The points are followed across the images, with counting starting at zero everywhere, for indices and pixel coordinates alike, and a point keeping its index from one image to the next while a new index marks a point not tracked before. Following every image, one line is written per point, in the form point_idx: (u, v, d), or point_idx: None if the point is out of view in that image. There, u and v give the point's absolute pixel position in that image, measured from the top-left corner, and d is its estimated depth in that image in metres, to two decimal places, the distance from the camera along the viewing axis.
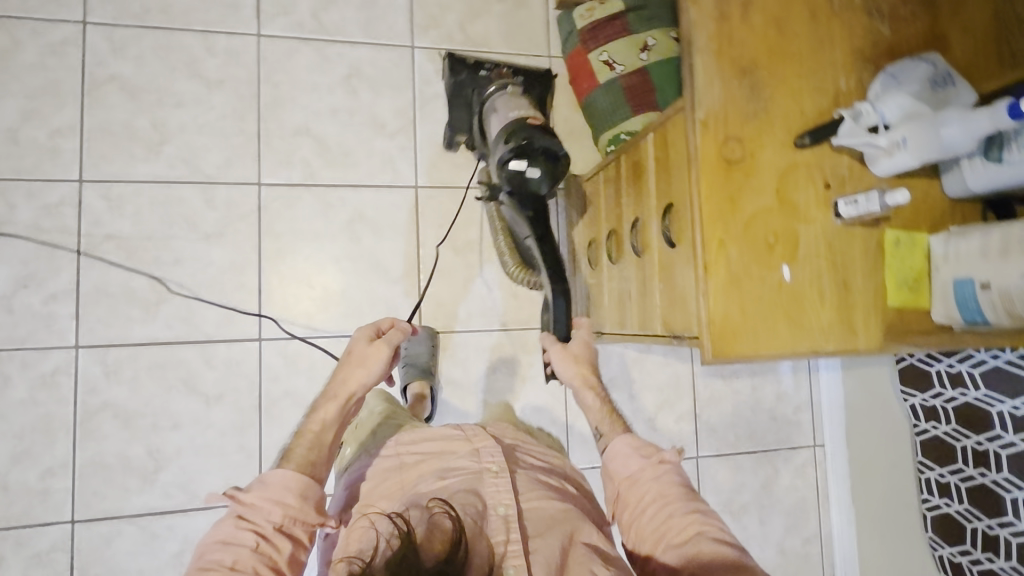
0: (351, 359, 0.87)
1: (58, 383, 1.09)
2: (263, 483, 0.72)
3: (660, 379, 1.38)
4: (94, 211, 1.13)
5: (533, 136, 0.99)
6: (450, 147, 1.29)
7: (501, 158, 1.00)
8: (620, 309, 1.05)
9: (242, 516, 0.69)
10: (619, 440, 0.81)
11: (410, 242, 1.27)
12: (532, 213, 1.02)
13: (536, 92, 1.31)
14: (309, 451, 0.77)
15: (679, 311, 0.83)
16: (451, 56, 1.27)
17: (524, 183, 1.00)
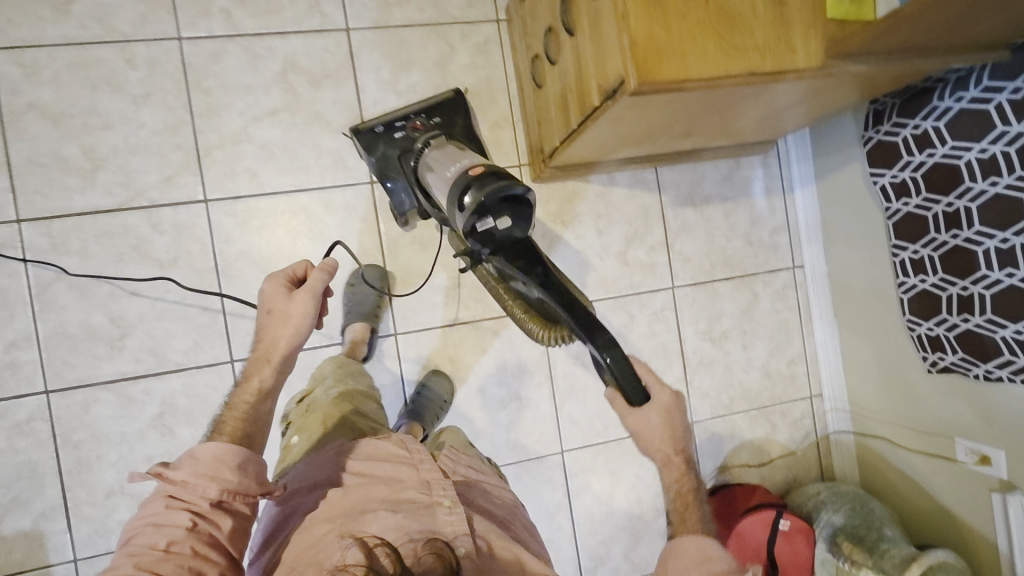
0: (274, 318, 0.82)
1: (7, 258, 1.07)
2: (192, 460, 0.70)
3: (628, 212, 1.33)
4: (11, 80, 1.08)
5: (484, 191, 0.77)
6: (406, 228, 1.19)
7: (462, 229, 0.80)
8: (563, 109, 1.00)
9: (173, 497, 0.68)
10: (689, 540, 0.68)
11: (350, 90, 1.20)
12: (524, 263, 0.83)
13: (461, 121, 1.11)
14: (245, 423, 0.77)
15: (608, 63, 0.78)
16: (358, 131, 1.10)
17: (500, 238, 0.81)
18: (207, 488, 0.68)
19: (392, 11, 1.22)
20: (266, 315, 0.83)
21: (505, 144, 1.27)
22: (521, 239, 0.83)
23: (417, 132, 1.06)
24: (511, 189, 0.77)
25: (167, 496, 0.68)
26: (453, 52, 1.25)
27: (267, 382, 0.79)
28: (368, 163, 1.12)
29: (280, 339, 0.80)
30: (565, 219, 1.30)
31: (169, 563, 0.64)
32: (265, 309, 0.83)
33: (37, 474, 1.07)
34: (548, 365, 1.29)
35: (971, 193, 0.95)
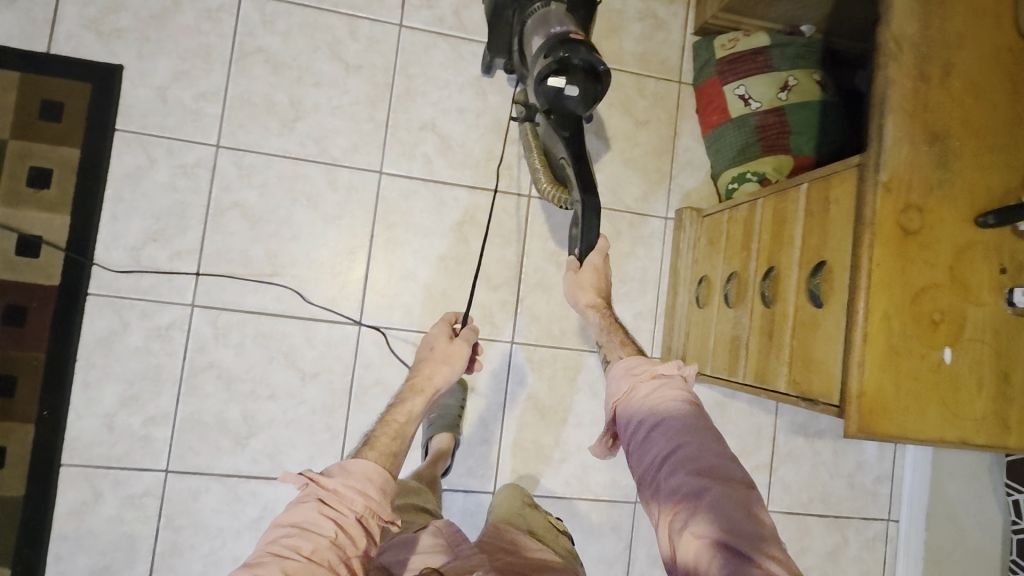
0: (436, 355, 0.94)
1: (171, 337, 1.13)
2: (347, 470, 0.73)
3: (741, 428, 1.33)
4: (226, 177, 1.16)
5: (575, 53, 0.96)
6: (486, 72, 1.23)
7: (538, 75, 0.98)
8: (731, 355, 1.04)
9: (324, 503, 0.69)
10: (616, 363, 0.87)
11: (516, 250, 1.26)
12: (570, 134, 1.01)
13: (584, 12, 1.13)
14: (392, 440, 0.82)
15: (817, 374, 0.81)
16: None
17: (562, 102, 1.00)
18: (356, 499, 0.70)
19: None
20: (426, 352, 0.95)
21: (643, 333, 1.29)
22: (577, 116, 1.02)
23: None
24: (593, 63, 0.98)
25: (316, 501, 0.70)
26: (619, 236, 1.30)
27: (416, 409, 0.88)
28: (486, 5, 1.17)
29: (437, 373, 0.91)
30: None
31: (312, 573, 0.63)
32: (426, 346, 0.96)
33: (133, 549, 1.10)
34: (627, 560, 1.29)
35: None
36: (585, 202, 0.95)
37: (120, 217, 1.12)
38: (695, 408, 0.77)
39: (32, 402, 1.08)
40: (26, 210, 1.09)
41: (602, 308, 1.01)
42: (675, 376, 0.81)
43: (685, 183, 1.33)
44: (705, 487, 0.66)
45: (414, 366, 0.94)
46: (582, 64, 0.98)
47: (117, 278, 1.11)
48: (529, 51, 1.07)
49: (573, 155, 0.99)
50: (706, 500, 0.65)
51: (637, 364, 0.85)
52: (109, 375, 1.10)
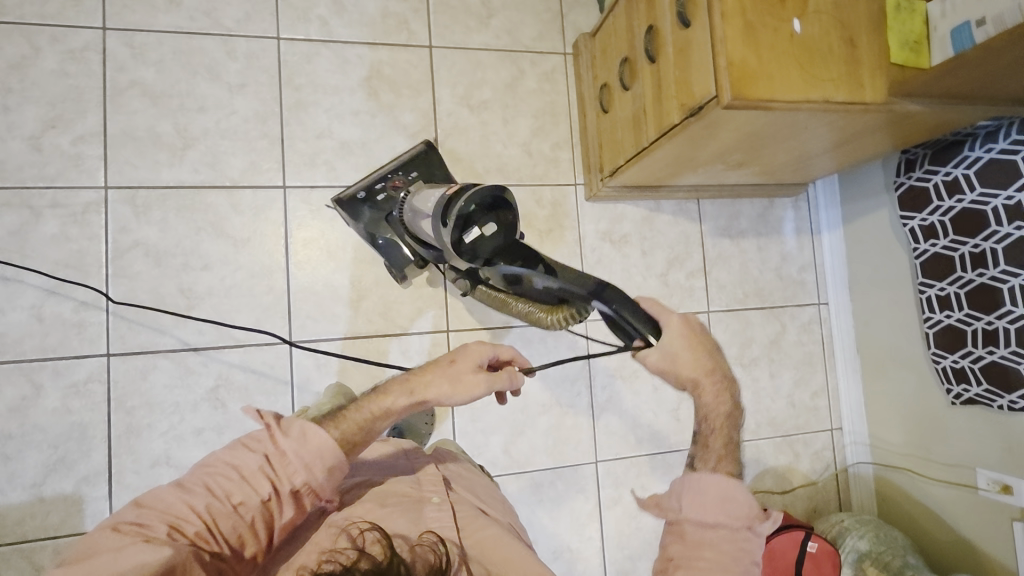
0: (452, 371, 0.83)
1: (89, 221, 1.10)
2: (306, 440, 0.74)
3: (671, 237, 1.41)
4: (119, 58, 1.15)
5: (467, 201, 0.90)
6: (401, 283, 1.22)
7: (450, 244, 0.91)
8: (636, 128, 1.09)
9: (268, 462, 0.73)
10: (713, 476, 0.70)
11: (427, 99, 1.30)
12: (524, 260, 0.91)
13: (436, 157, 1.23)
14: (355, 433, 0.78)
15: (696, 84, 0.88)
16: (337, 199, 1.19)
17: (495, 246, 0.92)
18: (298, 473, 0.73)
19: (471, 35, 1.34)
20: (445, 361, 0.85)
21: (563, 162, 1.36)
22: (515, 243, 0.93)
23: (397, 187, 1.19)
24: (487, 197, 0.90)
25: (263, 453, 0.74)
26: (524, 76, 1.36)
27: (397, 408, 0.81)
28: (354, 228, 1.21)
29: (435, 387, 0.82)
30: (614, 238, 1.38)
31: (228, 522, 0.70)
32: (450, 356, 0.85)
33: (86, 437, 1.07)
34: (589, 376, 1.33)
35: (960, 280, 1.13)
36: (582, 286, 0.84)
37: (13, 108, 1.09)
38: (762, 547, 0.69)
39: None
40: None
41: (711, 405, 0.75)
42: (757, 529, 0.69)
43: (575, 21, 1.41)
44: None
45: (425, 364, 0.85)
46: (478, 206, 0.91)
47: (20, 168, 1.08)
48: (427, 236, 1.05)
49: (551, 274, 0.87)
50: None
51: (736, 498, 0.69)
52: (28, 266, 1.07)
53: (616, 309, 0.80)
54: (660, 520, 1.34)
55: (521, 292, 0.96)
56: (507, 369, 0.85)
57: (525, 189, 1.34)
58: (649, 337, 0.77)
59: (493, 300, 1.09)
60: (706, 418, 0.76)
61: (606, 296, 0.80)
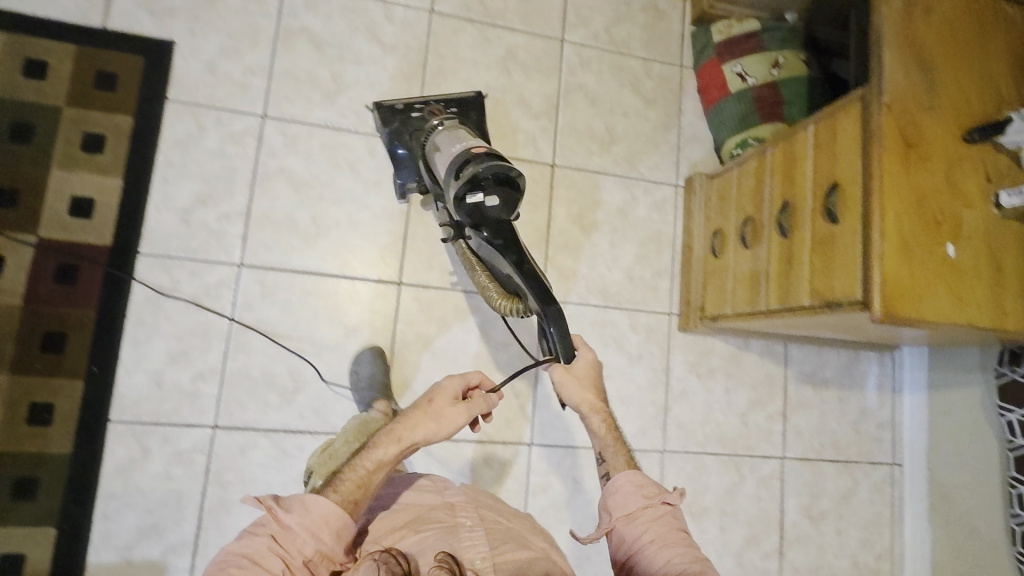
0: (431, 410, 0.91)
1: (220, 295, 1.16)
2: (308, 512, 0.77)
3: (755, 378, 1.42)
4: (272, 144, 1.22)
5: (480, 166, 0.94)
6: (400, 199, 1.25)
7: (456, 196, 0.95)
8: (752, 289, 1.11)
9: (276, 540, 0.76)
10: (621, 476, 0.96)
11: (543, 215, 1.35)
12: (503, 243, 0.95)
13: (476, 114, 1.24)
14: (356, 489, 0.83)
15: (837, 280, 0.89)
16: (378, 105, 1.22)
17: (488, 218, 0.95)
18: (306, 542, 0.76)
19: (592, 158, 1.40)
20: (423, 402, 0.92)
21: (661, 291, 1.39)
22: (507, 224, 0.97)
23: (433, 116, 1.19)
24: (503, 172, 0.94)
25: (268, 535, 0.76)
26: (636, 203, 1.41)
27: (387, 458, 0.86)
28: (381, 133, 1.24)
29: (420, 428, 0.89)
30: (701, 371, 1.39)
31: None
32: (427, 397, 0.93)
33: (180, 506, 1.10)
34: None
35: None
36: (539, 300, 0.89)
37: (171, 181, 1.16)
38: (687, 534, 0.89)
39: (82, 358, 1.08)
40: (79, 173, 1.12)
41: (604, 413, 1.04)
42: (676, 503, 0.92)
43: (690, 156, 1.46)
44: None
45: (405, 412, 0.92)
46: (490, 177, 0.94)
47: (168, 238, 1.15)
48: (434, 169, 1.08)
49: (519, 269, 0.93)
50: None
51: (644, 484, 0.94)
52: (159, 332, 1.12)
53: (547, 321, 0.90)
54: None
55: (490, 261, 1.02)
56: (482, 394, 0.94)
57: (621, 312, 1.37)
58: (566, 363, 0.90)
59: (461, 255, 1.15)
60: (605, 442, 1.03)
61: (546, 308, 0.89)
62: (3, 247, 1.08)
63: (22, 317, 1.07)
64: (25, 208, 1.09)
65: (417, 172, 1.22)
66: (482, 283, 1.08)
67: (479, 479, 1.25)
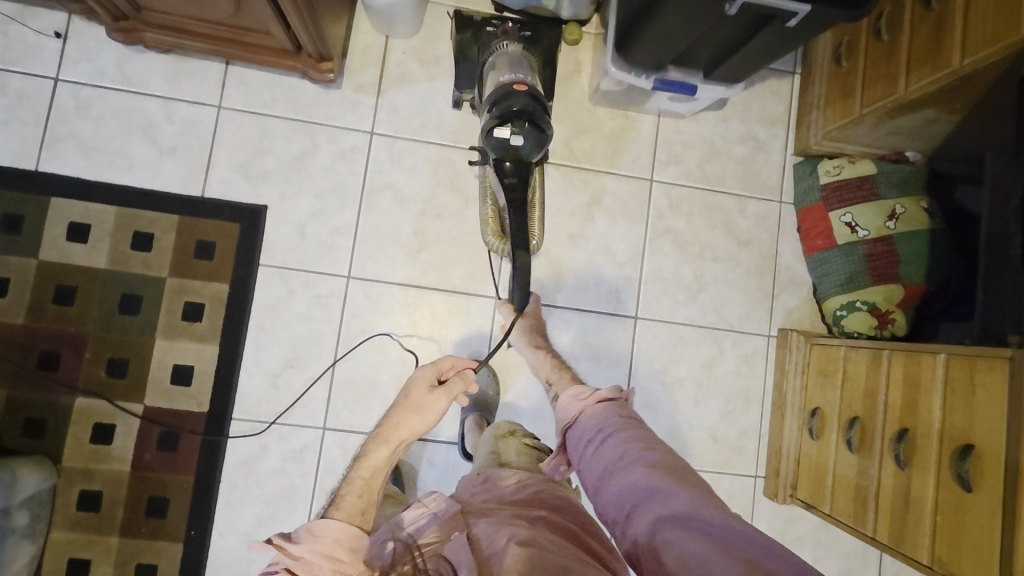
0: (410, 405, 0.99)
1: (305, 458, 1.20)
2: (314, 536, 0.77)
3: (850, 548, 1.31)
4: (356, 306, 1.24)
5: (522, 103, 1.00)
6: (456, 108, 1.29)
7: (485, 128, 1.01)
8: (857, 505, 1.02)
9: (291, 571, 0.74)
10: (565, 394, 1.02)
11: (625, 370, 1.30)
12: (517, 182, 1.03)
13: (545, 43, 1.27)
14: (359, 500, 0.85)
15: (966, 559, 0.81)
16: (458, 14, 1.25)
17: (511, 151, 1.01)
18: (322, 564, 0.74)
19: (678, 308, 1.32)
20: (403, 399, 1.00)
21: (748, 453, 1.30)
22: (526, 162, 1.03)
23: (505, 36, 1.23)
24: (532, 112, 1.00)
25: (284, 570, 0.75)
26: (724, 355, 1.32)
27: (382, 461, 0.92)
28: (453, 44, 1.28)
29: (404, 426, 0.96)
30: (789, 539, 1.30)
31: None
32: (405, 392, 1.02)
33: None
34: None
35: None
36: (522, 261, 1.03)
37: (262, 345, 1.20)
38: (635, 426, 0.90)
39: (182, 521, 1.15)
40: (180, 341, 1.18)
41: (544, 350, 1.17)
42: (608, 403, 0.96)
43: (787, 301, 1.35)
44: (658, 483, 0.76)
45: (387, 412, 0.99)
46: (525, 114, 1.00)
47: (258, 403, 1.19)
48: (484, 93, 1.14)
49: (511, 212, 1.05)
50: (659, 487, 0.75)
51: (584, 391, 1.00)
52: (249, 496, 1.17)
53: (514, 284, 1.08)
54: None
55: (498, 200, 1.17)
56: (457, 382, 1.02)
57: (704, 474, 1.30)
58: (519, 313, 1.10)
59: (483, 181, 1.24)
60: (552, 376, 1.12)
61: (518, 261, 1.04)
62: (114, 417, 1.15)
63: (131, 483, 1.14)
64: (133, 377, 1.16)
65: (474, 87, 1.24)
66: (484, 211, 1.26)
67: None
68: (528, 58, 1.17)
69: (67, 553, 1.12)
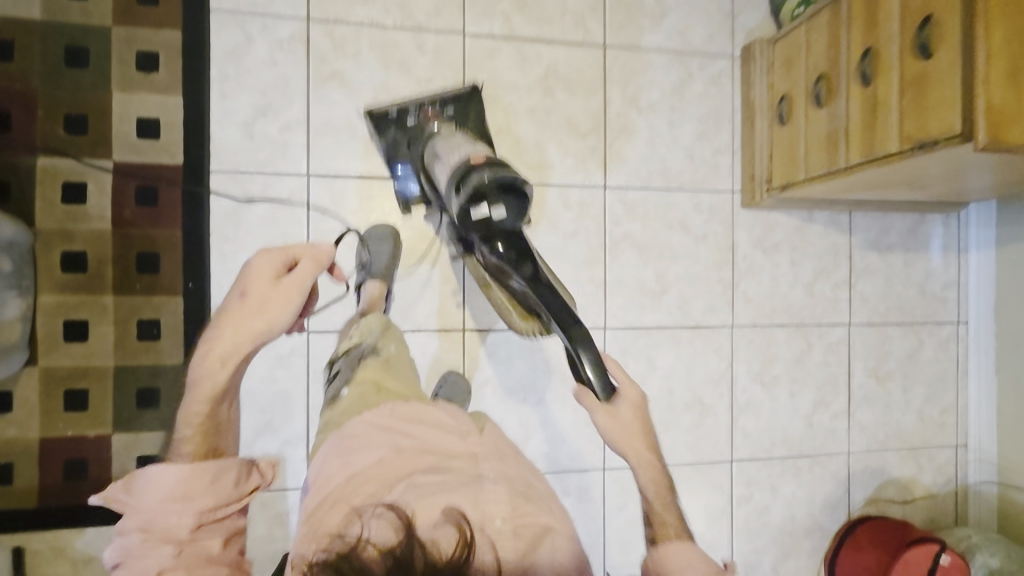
0: (238, 314, 0.81)
1: (294, 207, 1.19)
2: (154, 487, 0.70)
3: (821, 248, 1.42)
4: (320, 48, 1.19)
5: (487, 176, 0.98)
6: (406, 212, 1.24)
7: (460, 211, 1.00)
8: (829, 149, 1.11)
9: (148, 531, 0.68)
10: (679, 545, 0.84)
11: (599, 99, 1.32)
12: (520, 254, 1.03)
13: (473, 105, 1.25)
14: (208, 434, 0.76)
15: (932, 118, 0.90)
16: (371, 116, 1.21)
17: (498, 227, 1.00)
18: (182, 515, 0.68)
19: (644, 35, 1.34)
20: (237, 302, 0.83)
21: (722, 168, 1.37)
22: (518, 233, 1.02)
23: (433, 121, 1.22)
24: (509, 182, 0.99)
25: (139, 529, 0.68)
26: (692, 78, 1.36)
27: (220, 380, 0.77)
28: (376, 145, 1.22)
29: (237, 329, 0.79)
30: (765, 246, 1.40)
31: None
32: (242, 291, 0.84)
33: (289, 404, 1.20)
34: (730, 377, 1.38)
35: None
36: (576, 337, 0.97)
37: (228, 94, 1.15)
38: None
39: (178, 274, 1.13)
40: (140, 94, 1.12)
41: (654, 461, 0.92)
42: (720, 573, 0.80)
43: (746, 22, 1.39)
44: None
45: (218, 321, 0.82)
46: (498, 185, 0.99)
47: (234, 154, 1.16)
48: (439, 180, 1.12)
49: (535, 289, 1.02)
50: None
51: (696, 556, 0.82)
52: (241, 246, 1.16)
53: (576, 348, 0.97)
54: (785, 515, 1.41)
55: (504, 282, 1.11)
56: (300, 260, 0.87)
57: (684, 193, 1.36)
58: (604, 397, 0.94)
59: (476, 268, 1.20)
60: (657, 497, 0.90)
61: (573, 338, 0.97)
62: (83, 175, 1.10)
63: (115, 240, 1.11)
64: (96, 133, 1.10)
65: (418, 182, 1.23)
66: (498, 297, 1.19)
67: (558, 364, 1.30)
68: (467, 135, 1.18)
69: (60, 315, 1.09)
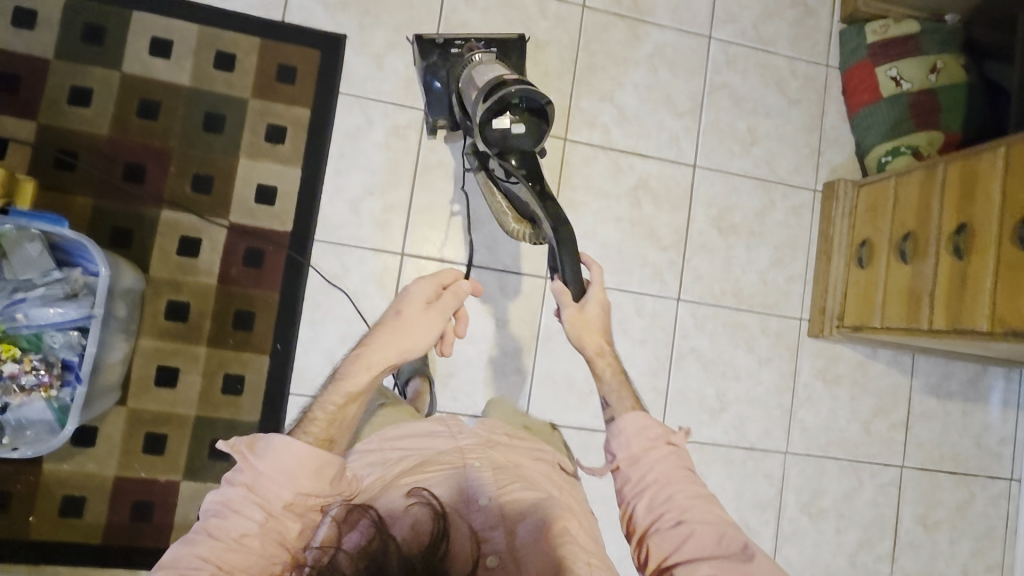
0: (389, 329, 0.78)
1: (384, 283, 1.24)
2: (281, 456, 0.66)
3: (881, 386, 1.43)
4: (433, 139, 1.26)
5: (512, 90, 0.90)
6: (429, 134, 1.26)
7: (480, 121, 0.92)
8: (912, 305, 1.18)
9: (253, 489, 0.65)
10: (626, 416, 0.81)
11: (683, 215, 1.37)
12: (526, 171, 0.93)
13: (515, 56, 1.20)
14: (331, 425, 0.73)
15: None
16: (420, 38, 1.18)
17: (510, 141, 0.92)
18: (284, 487, 0.65)
19: (733, 159, 1.40)
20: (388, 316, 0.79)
21: (794, 296, 1.40)
22: (531, 153, 0.94)
23: (471, 51, 1.15)
24: (533, 100, 0.90)
25: (244, 485, 0.65)
26: (774, 206, 1.41)
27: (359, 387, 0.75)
28: (419, 67, 1.21)
29: (389, 350, 0.76)
30: (827, 377, 1.41)
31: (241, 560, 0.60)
32: (393, 308, 0.80)
33: None
34: (778, 505, 1.38)
35: None
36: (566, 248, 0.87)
37: (343, 172, 1.23)
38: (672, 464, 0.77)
39: (268, 334, 1.18)
40: (264, 163, 1.20)
41: (609, 356, 0.88)
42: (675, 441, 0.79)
43: (831, 159, 1.44)
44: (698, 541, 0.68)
45: (372, 330, 0.79)
46: (523, 101, 0.91)
47: (339, 227, 1.22)
48: (467, 100, 1.04)
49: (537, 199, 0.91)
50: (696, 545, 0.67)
51: (647, 424, 0.80)
52: (332, 315, 1.20)
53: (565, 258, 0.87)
54: None
55: (510, 193, 1.03)
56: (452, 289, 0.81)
57: (753, 314, 1.39)
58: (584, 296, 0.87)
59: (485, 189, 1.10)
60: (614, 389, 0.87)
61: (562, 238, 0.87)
62: (199, 230, 1.17)
63: (217, 296, 1.17)
64: (219, 195, 1.18)
65: (445, 107, 1.19)
66: (498, 206, 1.09)
67: None
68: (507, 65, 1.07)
69: (155, 360, 1.14)
